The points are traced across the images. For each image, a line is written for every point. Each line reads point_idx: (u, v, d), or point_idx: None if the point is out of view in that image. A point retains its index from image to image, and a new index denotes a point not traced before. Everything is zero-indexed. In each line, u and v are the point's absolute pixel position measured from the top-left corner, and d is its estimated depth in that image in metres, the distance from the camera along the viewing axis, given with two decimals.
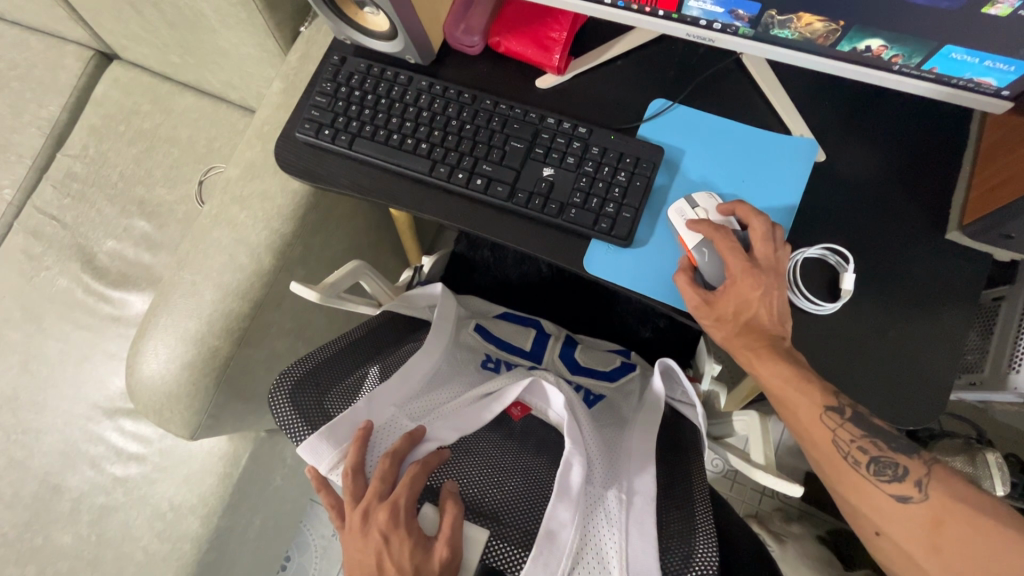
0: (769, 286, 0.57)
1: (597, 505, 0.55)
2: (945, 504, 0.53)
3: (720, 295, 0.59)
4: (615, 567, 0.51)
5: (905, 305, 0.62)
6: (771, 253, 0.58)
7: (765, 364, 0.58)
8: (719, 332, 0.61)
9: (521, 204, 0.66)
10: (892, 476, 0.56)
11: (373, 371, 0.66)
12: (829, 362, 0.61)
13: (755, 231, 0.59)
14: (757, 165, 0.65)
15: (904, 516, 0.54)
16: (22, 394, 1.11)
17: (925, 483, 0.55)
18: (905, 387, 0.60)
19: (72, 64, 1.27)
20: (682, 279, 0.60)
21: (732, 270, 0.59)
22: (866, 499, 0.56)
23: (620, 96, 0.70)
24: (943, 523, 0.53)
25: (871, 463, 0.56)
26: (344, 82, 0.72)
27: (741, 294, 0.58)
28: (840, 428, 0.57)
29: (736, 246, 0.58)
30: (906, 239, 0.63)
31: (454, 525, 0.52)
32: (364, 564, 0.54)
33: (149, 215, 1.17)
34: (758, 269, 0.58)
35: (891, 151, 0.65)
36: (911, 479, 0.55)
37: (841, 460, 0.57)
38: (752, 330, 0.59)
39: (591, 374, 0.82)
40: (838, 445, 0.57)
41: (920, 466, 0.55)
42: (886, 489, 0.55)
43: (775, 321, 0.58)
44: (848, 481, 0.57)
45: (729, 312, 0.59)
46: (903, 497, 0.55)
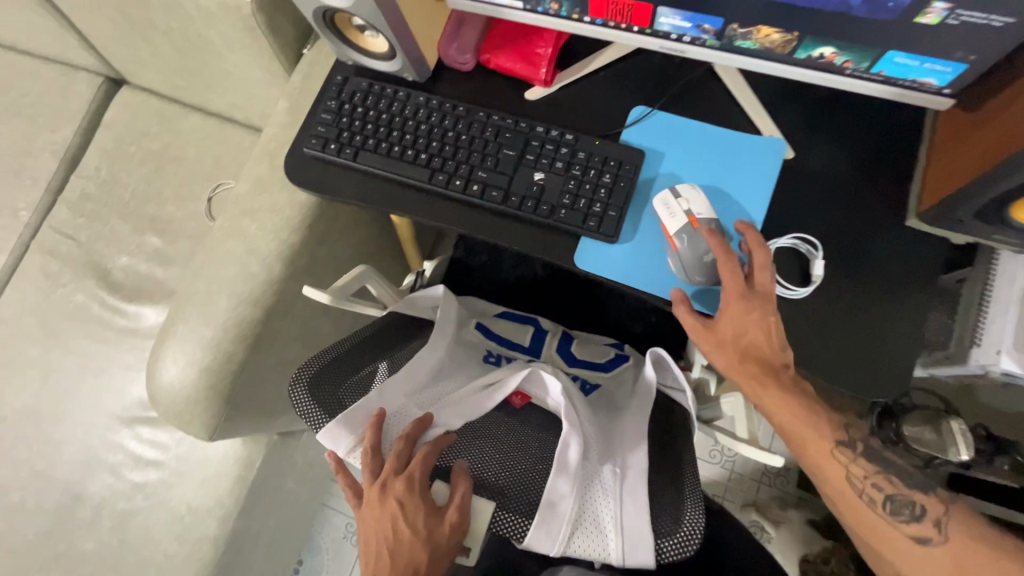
0: (763, 311, 0.62)
1: (594, 478, 0.59)
2: (962, 545, 0.62)
3: (719, 321, 0.64)
4: (610, 534, 0.57)
5: (871, 290, 0.67)
6: (768, 281, 0.63)
7: (767, 390, 0.63)
8: (721, 357, 0.65)
9: (514, 207, 0.71)
10: (911, 516, 0.64)
11: (381, 367, 0.72)
12: (802, 347, 0.67)
13: (756, 260, 0.63)
14: (733, 163, 0.70)
15: (926, 556, 0.63)
16: (43, 406, 1.16)
17: (942, 523, 0.63)
18: (871, 364, 0.66)
19: (84, 90, 1.33)
20: (683, 307, 0.65)
21: (729, 295, 0.63)
22: (889, 539, 0.64)
23: (603, 104, 0.75)
24: (963, 563, 0.61)
25: (888, 502, 0.65)
26: (347, 100, 0.78)
27: (738, 319, 0.63)
28: (852, 465, 0.66)
29: (736, 272, 0.63)
30: (870, 228, 0.68)
31: (463, 495, 0.58)
32: (379, 532, 0.59)
33: (160, 231, 1.23)
34: (754, 296, 0.63)
35: (853, 147, 0.71)
36: (929, 518, 0.64)
37: (858, 500, 0.66)
38: (751, 356, 0.64)
39: (587, 366, 0.88)
40: (853, 483, 0.66)
41: (937, 507, 0.64)
42: (907, 530, 0.64)
43: (772, 347, 0.63)
44: (867, 521, 0.65)
45: (729, 336, 0.64)
46: (924, 538, 0.63)
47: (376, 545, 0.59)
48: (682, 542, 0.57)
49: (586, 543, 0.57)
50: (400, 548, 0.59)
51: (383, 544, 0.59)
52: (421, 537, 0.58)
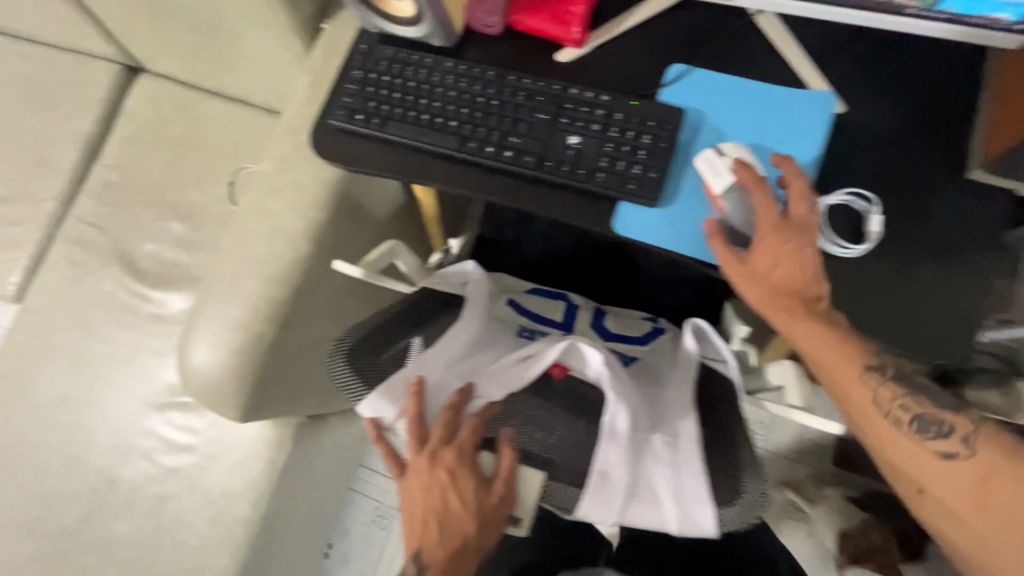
0: (799, 242, 0.59)
1: (645, 447, 0.57)
2: (992, 461, 0.58)
3: (754, 251, 0.61)
4: (665, 503, 0.57)
5: (930, 248, 0.63)
6: (805, 210, 0.60)
7: (800, 321, 0.59)
8: (751, 291, 0.61)
9: (549, 172, 0.69)
10: (937, 433, 0.60)
11: (415, 341, 0.71)
12: (844, 286, 0.64)
13: (792, 190, 0.60)
14: (780, 119, 0.67)
15: (948, 470, 0.59)
16: (75, 393, 1.17)
17: (972, 439, 0.59)
18: (932, 325, 0.62)
19: (102, 79, 1.32)
20: (716, 240, 0.61)
21: (764, 224, 0.60)
22: (909, 453, 0.61)
23: (638, 64, 0.72)
24: (990, 478, 0.58)
25: (915, 420, 0.60)
26: (373, 69, 0.76)
27: (771, 249, 0.60)
28: (881, 387, 0.60)
29: (771, 203, 0.60)
30: (928, 182, 0.65)
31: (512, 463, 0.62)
32: (430, 497, 0.63)
33: (183, 217, 1.22)
34: (789, 226, 0.59)
35: (907, 99, 0.67)
36: (957, 436, 0.60)
37: (881, 417, 0.61)
38: (784, 288, 0.60)
39: (624, 340, 0.84)
40: (880, 404, 0.61)
41: (966, 424, 0.60)
42: (931, 446, 0.60)
43: (807, 279, 0.59)
44: (891, 441, 0.61)
45: (763, 267, 0.61)
46: (949, 454, 0.59)
47: (427, 509, 0.63)
48: (744, 508, 0.57)
49: (644, 514, 0.57)
50: (451, 510, 0.63)
51: (435, 506, 0.63)
52: (471, 503, 0.63)
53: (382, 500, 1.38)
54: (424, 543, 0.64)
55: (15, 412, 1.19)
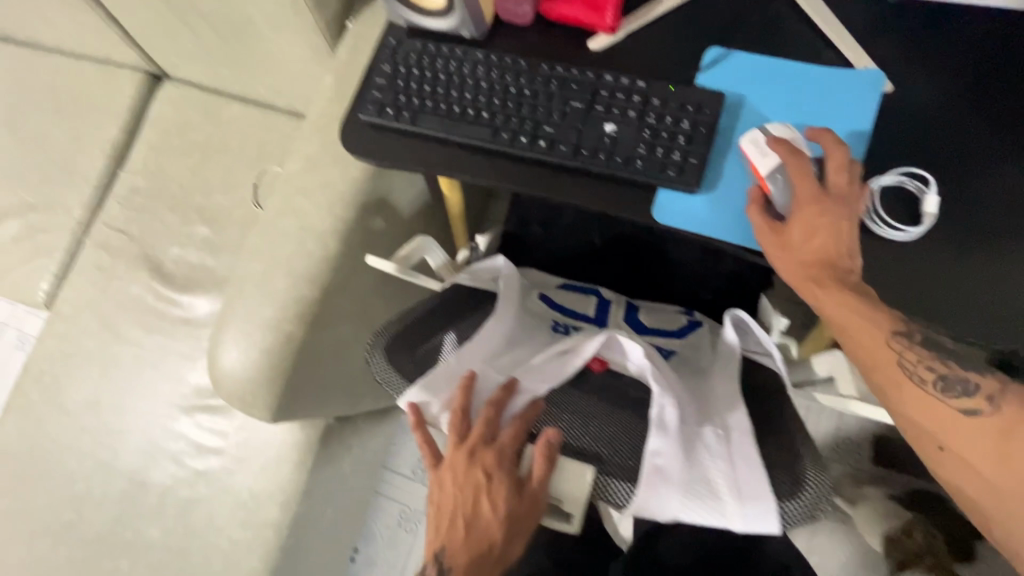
0: (838, 214, 0.57)
1: (697, 440, 0.55)
2: (1016, 418, 0.56)
3: (789, 223, 0.59)
4: (728, 497, 0.51)
5: (989, 230, 0.61)
6: (844, 182, 0.58)
7: (829, 292, 0.57)
8: (783, 262, 0.60)
9: (586, 160, 0.67)
10: (962, 391, 0.57)
11: (449, 337, 0.70)
12: (869, 266, 0.61)
13: (832, 159, 0.59)
14: (824, 101, 0.65)
15: (971, 428, 0.56)
16: (104, 398, 1.18)
17: (997, 398, 0.56)
18: (994, 309, 0.59)
19: (126, 86, 1.33)
20: (752, 210, 0.61)
21: (801, 195, 0.58)
22: (930, 411, 0.58)
23: (673, 49, 0.71)
24: (1012, 435, 0.55)
25: (939, 380, 0.57)
26: (403, 62, 0.75)
27: (808, 220, 0.58)
28: (906, 350, 0.58)
29: (808, 173, 0.58)
30: (984, 160, 0.62)
31: (546, 475, 0.56)
32: (462, 497, 0.61)
33: (208, 220, 1.22)
34: (827, 197, 0.58)
35: (956, 77, 0.65)
36: (981, 394, 0.57)
37: (906, 378, 0.58)
38: (818, 259, 0.58)
39: (659, 333, 0.82)
40: (903, 366, 0.58)
41: (992, 383, 0.57)
42: (955, 405, 0.57)
43: (842, 251, 0.58)
44: (913, 400, 0.58)
45: (798, 238, 0.59)
46: (972, 411, 0.57)
47: (456, 508, 0.61)
48: (807, 504, 0.52)
49: (704, 510, 0.51)
50: (481, 515, 0.60)
51: (465, 508, 0.61)
52: (502, 513, 0.60)
53: (408, 504, 1.36)
54: (448, 546, 0.61)
55: (47, 417, 1.20)
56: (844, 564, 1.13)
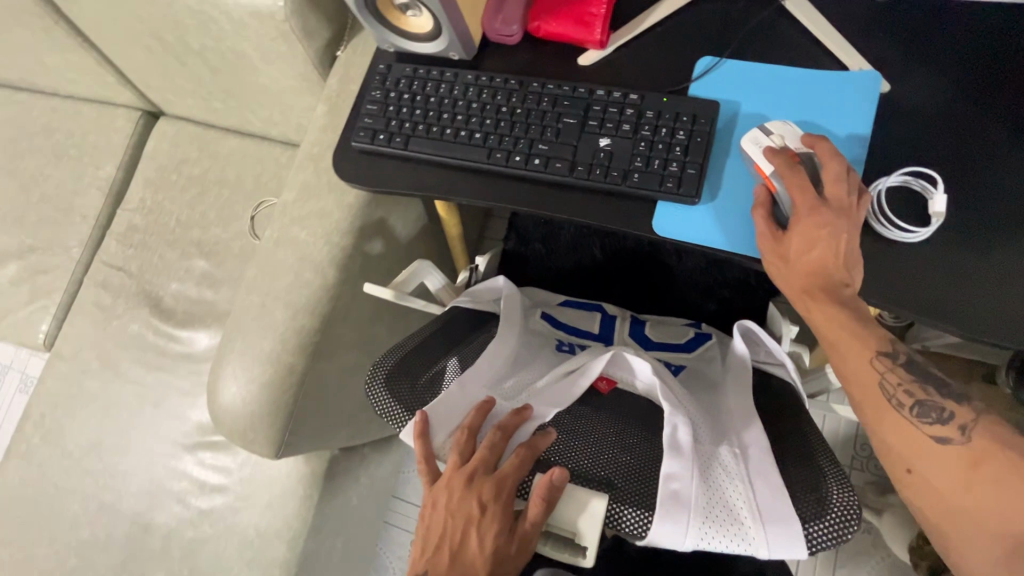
0: (838, 226, 0.55)
1: (713, 460, 0.54)
2: (986, 450, 0.52)
3: (789, 233, 0.58)
4: (750, 522, 0.49)
5: (1003, 227, 0.59)
6: (843, 193, 0.56)
7: (822, 306, 0.56)
8: (781, 273, 0.59)
9: (583, 176, 0.66)
10: (936, 418, 0.54)
11: (452, 362, 0.68)
12: (870, 269, 0.60)
13: (828, 170, 0.56)
14: (821, 105, 0.64)
15: (941, 455, 0.53)
16: (106, 439, 1.16)
17: (969, 428, 0.53)
18: (1016, 309, 0.57)
19: (123, 125, 1.34)
20: (758, 213, 0.59)
21: (799, 206, 0.57)
22: (901, 435, 0.54)
23: (664, 61, 0.70)
24: (980, 467, 0.51)
25: (915, 405, 0.54)
26: (393, 87, 0.74)
27: (807, 232, 0.56)
28: (889, 371, 0.55)
29: (806, 184, 0.56)
30: (991, 155, 0.61)
31: (541, 517, 0.53)
32: (452, 523, 0.58)
33: (207, 254, 1.22)
34: (826, 207, 0.55)
35: (955, 73, 0.64)
36: (954, 422, 0.53)
37: (885, 403, 0.55)
38: (815, 272, 0.56)
39: (667, 348, 0.80)
40: (883, 388, 0.55)
41: (966, 412, 0.54)
42: (926, 430, 0.54)
43: (840, 265, 0.56)
44: (887, 421, 0.55)
45: (796, 250, 0.57)
46: (942, 439, 0.53)
47: (444, 535, 0.58)
48: (833, 527, 0.49)
49: (725, 537, 0.48)
50: (467, 547, 0.57)
51: (452, 536, 0.58)
52: (488, 550, 0.56)
53: None
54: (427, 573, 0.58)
55: (48, 461, 1.18)
56: None
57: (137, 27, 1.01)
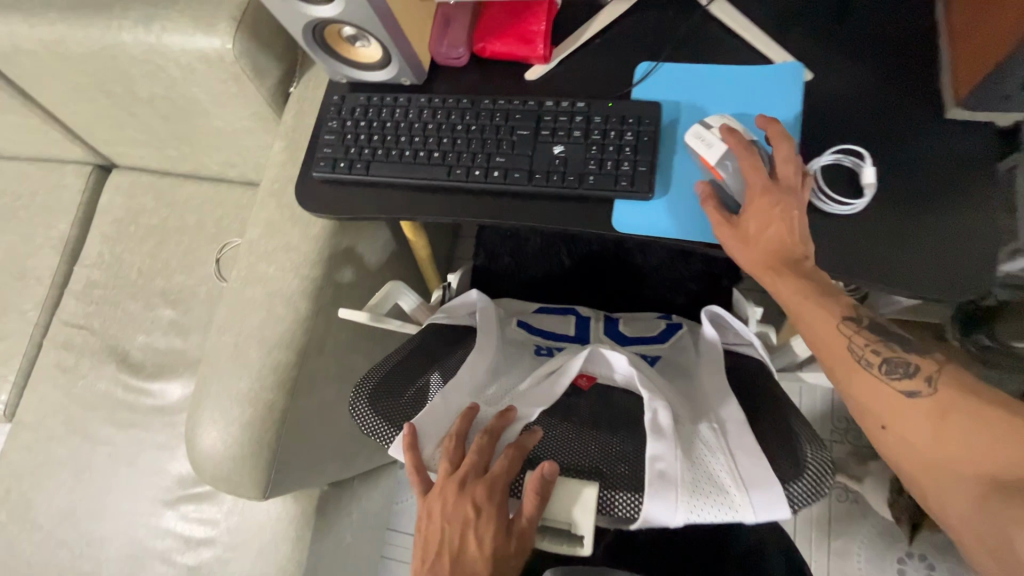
0: (789, 203, 0.59)
1: (695, 438, 0.56)
2: (952, 400, 0.55)
3: (745, 215, 0.61)
4: (735, 489, 0.51)
5: (930, 193, 0.64)
6: (792, 173, 0.60)
7: (784, 280, 0.59)
8: (743, 255, 0.62)
9: (541, 183, 0.69)
10: (903, 373, 0.57)
11: (434, 377, 0.69)
12: (817, 242, 0.64)
13: (778, 153, 0.61)
14: (753, 98, 0.69)
15: (911, 409, 0.56)
16: (80, 505, 1.10)
17: (935, 379, 0.56)
18: (950, 263, 0.62)
19: (74, 182, 1.31)
20: (708, 206, 0.63)
21: (754, 188, 0.61)
22: (874, 393, 0.58)
23: (606, 69, 0.74)
24: (947, 415, 0.54)
25: (883, 363, 0.58)
26: (349, 116, 0.76)
27: (763, 211, 0.60)
28: (855, 334, 0.59)
29: (758, 165, 0.61)
30: (910, 128, 0.66)
31: (537, 511, 0.54)
32: (448, 532, 0.57)
33: (172, 303, 1.19)
34: (778, 187, 0.60)
35: (869, 58, 0.69)
36: (921, 376, 0.57)
37: (855, 364, 0.59)
38: (773, 249, 0.60)
39: (643, 342, 0.82)
40: (852, 350, 0.59)
41: (930, 365, 0.57)
42: (895, 386, 0.57)
43: (796, 240, 0.60)
44: (859, 383, 0.59)
45: (754, 230, 0.61)
46: (912, 393, 0.56)
47: (443, 546, 0.57)
48: (812, 485, 0.52)
49: (712, 508, 0.50)
50: (466, 555, 0.56)
51: (450, 544, 0.57)
52: (488, 553, 0.56)
53: None
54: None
55: (18, 537, 1.12)
56: (864, 544, 1.12)
57: (83, 82, 1.01)
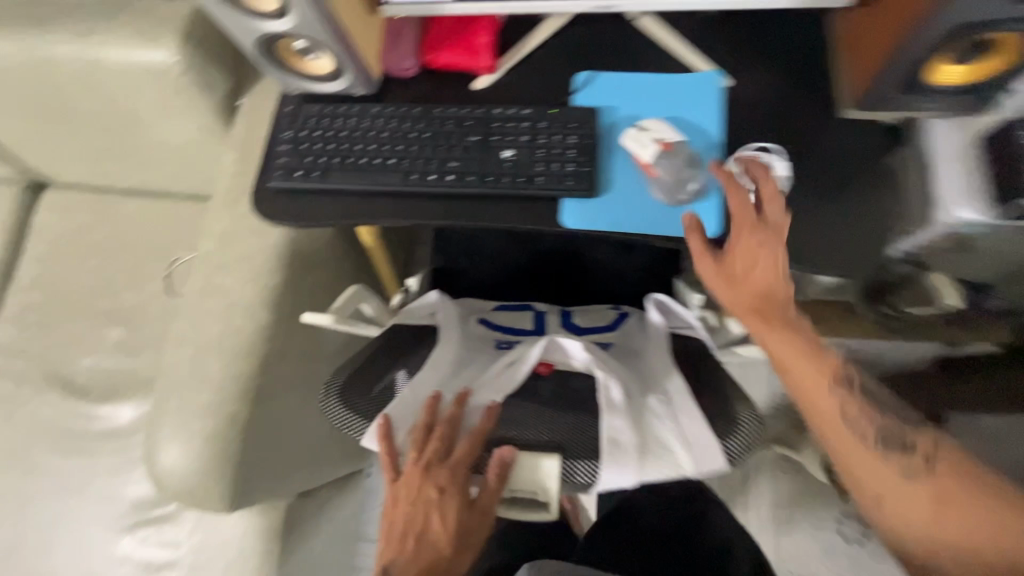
0: (772, 244, 0.66)
1: (644, 409, 0.62)
2: (951, 484, 0.59)
3: (730, 254, 0.67)
4: (677, 450, 0.59)
5: (833, 182, 0.73)
6: (776, 211, 0.66)
7: (767, 322, 0.65)
8: (728, 291, 0.67)
9: (493, 185, 0.74)
10: (899, 451, 0.61)
11: (400, 374, 0.73)
12: None
13: (763, 192, 0.67)
14: (679, 103, 0.76)
15: (909, 491, 0.59)
16: (25, 540, 1.05)
17: (933, 463, 0.60)
18: (854, 242, 0.70)
19: (4, 201, 1.25)
20: (694, 236, 0.67)
21: (740, 229, 0.67)
22: (870, 467, 0.61)
23: (548, 78, 0.80)
24: (947, 500, 0.58)
25: (878, 438, 0.62)
26: (303, 126, 0.78)
27: (748, 249, 0.66)
28: (848, 401, 0.63)
29: (746, 207, 0.67)
30: (815, 127, 0.75)
31: (497, 489, 0.61)
32: (413, 513, 0.63)
33: (119, 322, 1.15)
34: (763, 227, 0.66)
35: (778, 67, 0.78)
36: (920, 457, 0.60)
37: (850, 436, 0.63)
38: (756, 287, 0.66)
39: (596, 330, 0.88)
40: (847, 421, 0.63)
41: (927, 446, 0.61)
42: (892, 463, 0.61)
43: (776, 280, 0.66)
44: (855, 455, 0.62)
45: (739, 267, 0.67)
46: (910, 473, 0.60)
47: (408, 526, 0.63)
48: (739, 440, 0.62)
49: (659, 467, 0.58)
50: (431, 531, 0.63)
51: (415, 523, 0.63)
52: (450, 526, 0.63)
53: None
54: (395, 564, 0.62)
55: None
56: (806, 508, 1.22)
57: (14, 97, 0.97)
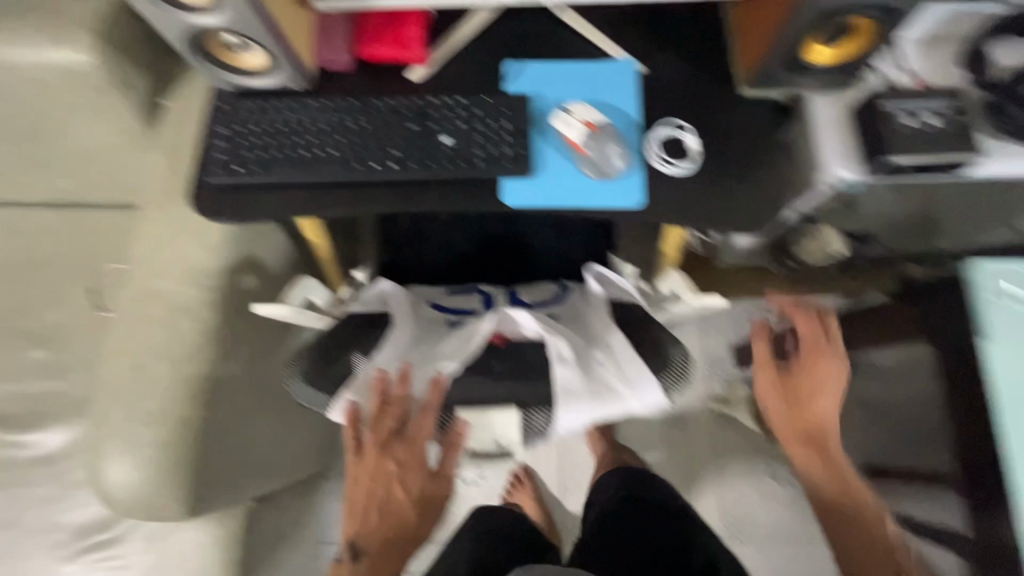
0: (834, 381, 0.88)
1: (592, 358, 0.74)
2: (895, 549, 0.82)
3: (804, 374, 0.89)
4: (620, 386, 0.72)
5: (737, 154, 0.82)
6: (840, 358, 0.88)
7: (808, 406, 0.89)
8: (768, 375, 0.91)
9: (434, 170, 0.77)
10: (868, 519, 0.84)
11: (358, 355, 0.78)
12: (662, 199, 0.80)
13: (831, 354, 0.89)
14: (601, 88, 0.83)
15: (859, 534, 0.83)
16: None
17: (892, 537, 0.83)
18: (757, 205, 0.80)
19: None
20: (764, 345, 0.90)
21: (811, 359, 0.89)
22: (840, 510, 0.85)
23: (479, 69, 0.84)
24: (883, 538, 0.82)
25: (858, 506, 0.85)
26: (240, 122, 0.79)
27: (816, 373, 0.88)
28: (868, 510, 0.85)
29: (810, 336, 0.89)
30: (719, 107, 0.84)
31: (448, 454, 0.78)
32: (378, 484, 0.78)
33: (42, 343, 1.09)
34: (827, 353, 0.88)
35: (685, 53, 0.87)
36: (880, 521, 0.84)
37: (841, 500, 0.86)
38: (798, 389, 0.89)
39: (544, 304, 0.93)
40: (851, 498, 0.85)
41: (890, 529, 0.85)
42: (866, 522, 0.84)
43: (831, 411, 0.88)
44: (832, 508, 0.86)
45: (802, 382, 0.89)
46: (869, 530, 0.83)
47: (372, 497, 0.78)
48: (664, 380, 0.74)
49: (609, 402, 0.71)
50: (393, 498, 0.79)
51: (379, 493, 0.78)
52: (411, 491, 0.79)
53: None
54: (360, 534, 0.77)
55: None
56: None
57: None
